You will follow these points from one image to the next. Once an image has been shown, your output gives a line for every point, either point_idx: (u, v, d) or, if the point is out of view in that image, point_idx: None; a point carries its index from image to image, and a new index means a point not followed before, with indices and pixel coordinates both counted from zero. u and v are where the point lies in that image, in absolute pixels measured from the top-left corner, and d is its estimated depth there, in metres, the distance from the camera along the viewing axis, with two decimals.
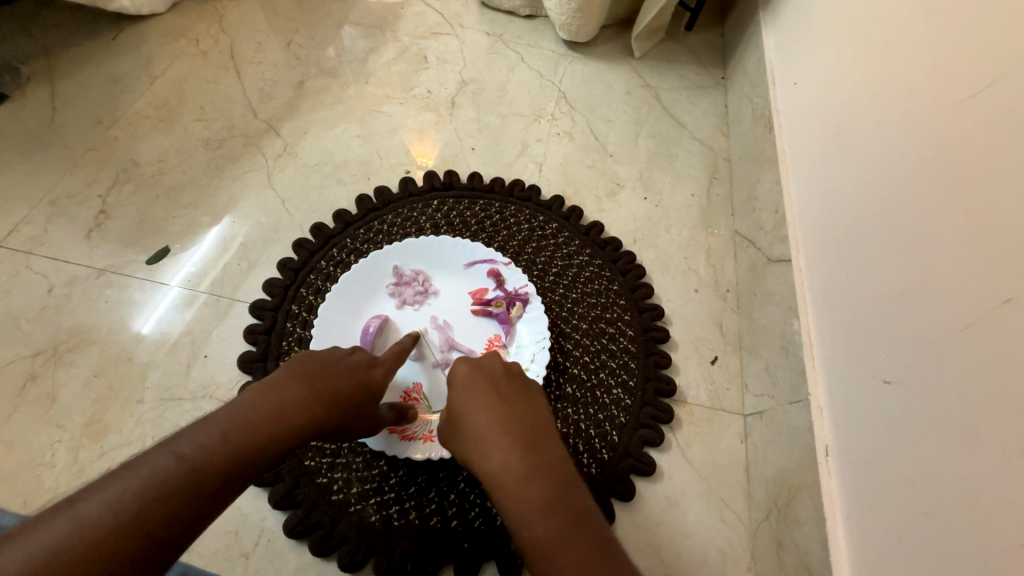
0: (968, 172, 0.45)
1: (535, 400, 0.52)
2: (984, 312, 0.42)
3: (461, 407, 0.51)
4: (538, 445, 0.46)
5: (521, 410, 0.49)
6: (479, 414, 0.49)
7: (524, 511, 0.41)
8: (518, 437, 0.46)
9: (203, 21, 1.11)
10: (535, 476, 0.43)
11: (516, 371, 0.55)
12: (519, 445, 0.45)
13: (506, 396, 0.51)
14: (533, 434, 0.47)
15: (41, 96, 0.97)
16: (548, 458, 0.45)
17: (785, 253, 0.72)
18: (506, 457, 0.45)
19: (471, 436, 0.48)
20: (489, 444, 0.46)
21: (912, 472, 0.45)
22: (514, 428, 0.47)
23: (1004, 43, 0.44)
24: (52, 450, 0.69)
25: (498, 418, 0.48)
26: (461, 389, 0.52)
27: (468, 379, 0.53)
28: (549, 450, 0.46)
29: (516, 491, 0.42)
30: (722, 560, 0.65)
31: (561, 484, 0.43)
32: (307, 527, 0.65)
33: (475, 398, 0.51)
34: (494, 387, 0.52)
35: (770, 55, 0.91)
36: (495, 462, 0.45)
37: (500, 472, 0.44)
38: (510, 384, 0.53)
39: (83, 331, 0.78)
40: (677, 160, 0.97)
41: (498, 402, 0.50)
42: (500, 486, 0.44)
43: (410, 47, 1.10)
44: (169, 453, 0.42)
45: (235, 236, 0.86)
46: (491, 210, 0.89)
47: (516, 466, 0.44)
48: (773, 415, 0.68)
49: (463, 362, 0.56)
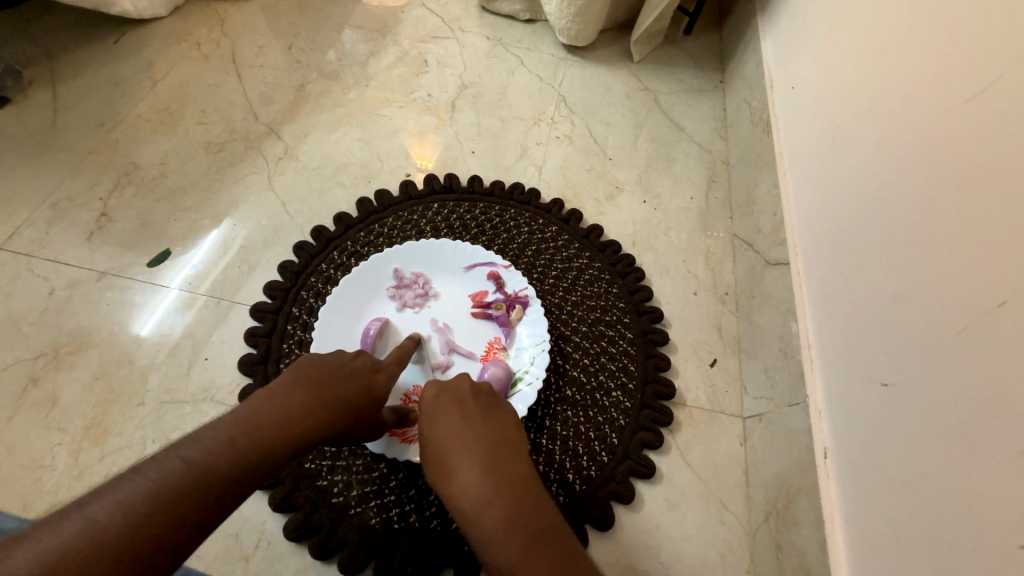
0: (968, 174, 0.45)
1: (501, 420, 0.52)
2: (983, 314, 0.42)
3: (428, 431, 0.51)
4: (501, 464, 0.47)
5: (485, 431, 0.50)
6: (444, 438, 0.50)
7: (488, 533, 0.42)
8: (480, 458, 0.47)
9: (204, 25, 1.11)
10: (497, 496, 0.44)
11: (483, 391, 0.56)
12: (481, 466, 0.46)
13: (472, 417, 0.52)
14: (498, 456, 0.47)
15: (43, 99, 0.98)
16: (510, 476, 0.46)
17: (784, 256, 0.73)
18: (469, 479, 0.45)
19: (437, 461, 0.49)
20: (453, 468, 0.47)
21: (909, 475, 0.46)
22: (475, 450, 0.48)
23: (1007, 43, 0.44)
24: (52, 453, 0.69)
25: (463, 440, 0.49)
26: (428, 412, 0.53)
27: (435, 404, 0.53)
28: (512, 468, 0.46)
29: (479, 513, 0.43)
30: (721, 563, 0.65)
31: (522, 503, 0.43)
32: (306, 530, 0.65)
33: (439, 422, 0.51)
34: (458, 409, 0.52)
35: (769, 58, 0.91)
36: (459, 486, 0.46)
37: (464, 496, 0.45)
38: (475, 404, 0.53)
39: (84, 333, 0.78)
40: (676, 163, 0.98)
41: (462, 424, 0.50)
42: (465, 511, 0.45)
43: (409, 51, 1.11)
44: (178, 457, 0.42)
45: (235, 239, 0.86)
46: (491, 213, 0.89)
47: (478, 487, 0.45)
48: (772, 418, 0.68)
49: (432, 384, 0.56)
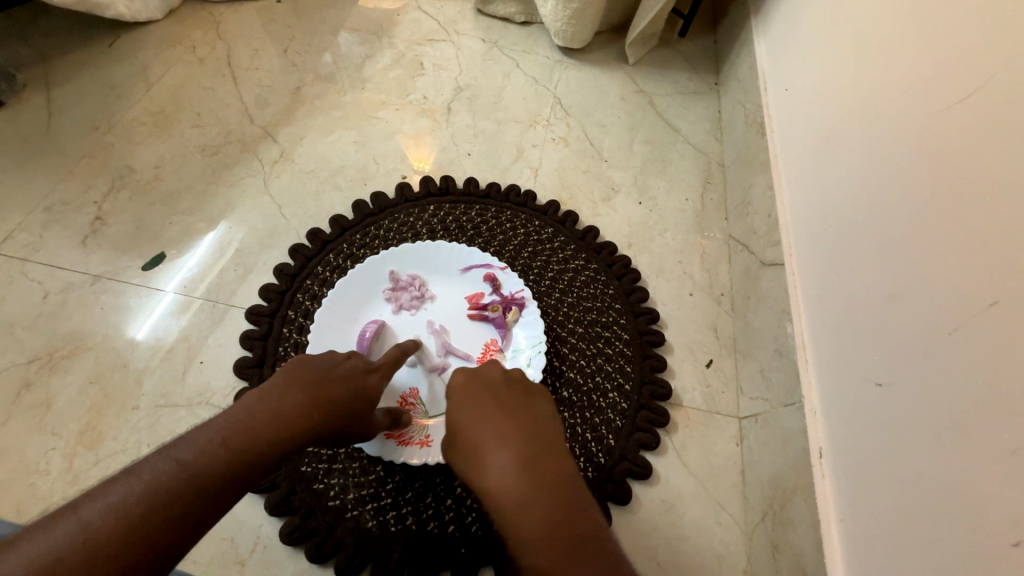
0: (959, 173, 0.45)
1: (535, 411, 0.51)
2: (974, 313, 0.42)
3: (459, 419, 0.51)
4: (539, 461, 0.45)
5: (520, 422, 0.49)
6: (476, 428, 0.49)
7: (522, 534, 0.40)
8: (515, 452, 0.45)
9: (200, 28, 1.11)
10: (534, 495, 0.42)
11: (516, 382, 0.56)
12: (517, 460, 0.44)
13: (505, 407, 0.51)
14: (534, 449, 0.46)
15: (38, 102, 0.97)
16: (547, 473, 0.44)
17: (777, 257, 0.73)
18: (504, 474, 0.44)
19: (469, 451, 0.48)
20: (486, 460, 0.46)
21: (904, 473, 0.46)
22: (511, 442, 0.46)
23: (995, 47, 0.44)
24: (46, 457, 0.69)
25: (497, 432, 0.48)
26: (459, 402, 0.52)
27: (465, 393, 0.53)
28: (550, 465, 0.45)
29: (514, 513, 0.42)
30: (719, 564, 0.65)
31: (562, 504, 0.42)
32: (302, 534, 0.65)
33: (473, 412, 0.50)
34: (492, 399, 0.52)
35: (762, 61, 0.92)
36: (492, 480, 0.44)
37: (497, 491, 0.43)
38: (510, 396, 0.52)
39: (78, 337, 0.77)
40: (672, 164, 0.98)
41: (496, 415, 0.49)
42: (498, 506, 0.43)
43: (406, 54, 1.11)
44: (171, 459, 0.42)
45: (231, 241, 0.86)
46: (488, 215, 0.90)
47: (513, 483, 0.43)
48: (768, 418, 0.68)
49: (459, 375, 0.56)
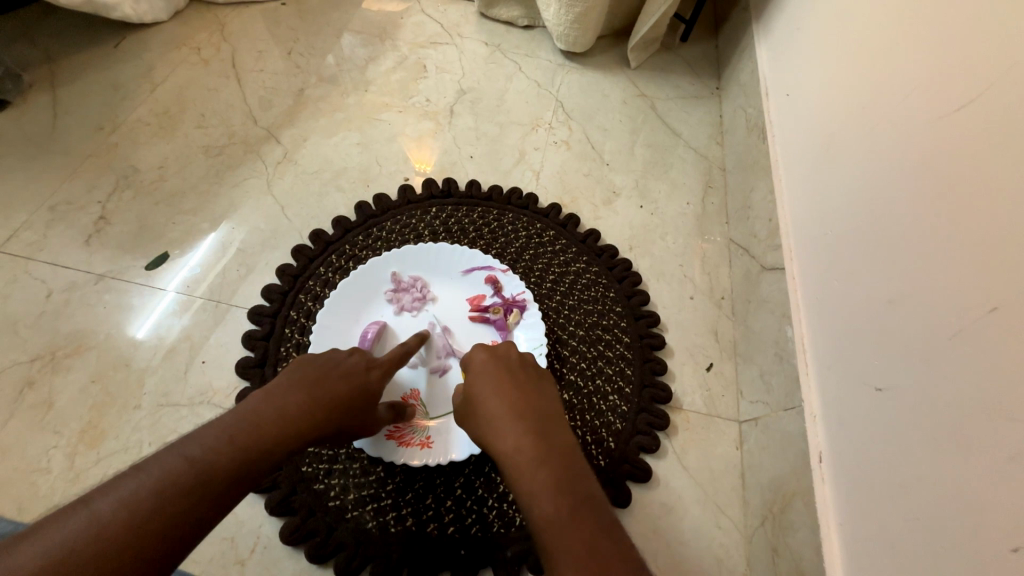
0: (961, 180, 0.46)
1: (546, 393, 0.54)
2: (974, 319, 0.42)
3: (476, 392, 0.53)
4: (551, 432, 0.47)
5: (534, 399, 0.51)
6: (494, 400, 0.51)
7: (537, 491, 0.42)
8: (531, 423, 0.48)
9: (204, 30, 1.12)
10: (546, 458, 0.44)
11: (531, 367, 0.58)
12: (531, 431, 0.47)
13: (522, 384, 0.53)
14: (545, 422, 0.48)
15: (43, 103, 0.98)
16: (559, 443, 0.46)
17: (778, 261, 0.73)
18: (521, 440, 0.46)
19: (486, 421, 0.50)
20: (504, 429, 0.48)
21: (903, 479, 0.46)
22: (527, 415, 0.49)
23: (995, 54, 0.45)
24: (48, 456, 0.69)
25: (512, 405, 0.50)
26: (477, 375, 0.55)
27: (484, 369, 0.55)
28: (561, 437, 0.47)
29: (529, 471, 0.43)
30: (718, 567, 0.66)
31: (573, 469, 0.43)
32: (303, 534, 0.65)
33: (490, 386, 0.53)
34: (508, 375, 0.54)
35: (763, 66, 0.92)
36: (509, 446, 0.46)
37: (513, 455, 0.45)
38: (526, 376, 0.55)
39: (82, 336, 0.78)
40: (673, 168, 0.99)
41: (512, 389, 0.52)
42: (513, 468, 0.45)
43: (409, 57, 1.12)
44: (179, 453, 0.42)
45: (234, 241, 0.87)
46: (490, 218, 0.90)
47: (529, 449, 0.45)
48: (767, 422, 0.68)
49: (480, 350, 0.58)
